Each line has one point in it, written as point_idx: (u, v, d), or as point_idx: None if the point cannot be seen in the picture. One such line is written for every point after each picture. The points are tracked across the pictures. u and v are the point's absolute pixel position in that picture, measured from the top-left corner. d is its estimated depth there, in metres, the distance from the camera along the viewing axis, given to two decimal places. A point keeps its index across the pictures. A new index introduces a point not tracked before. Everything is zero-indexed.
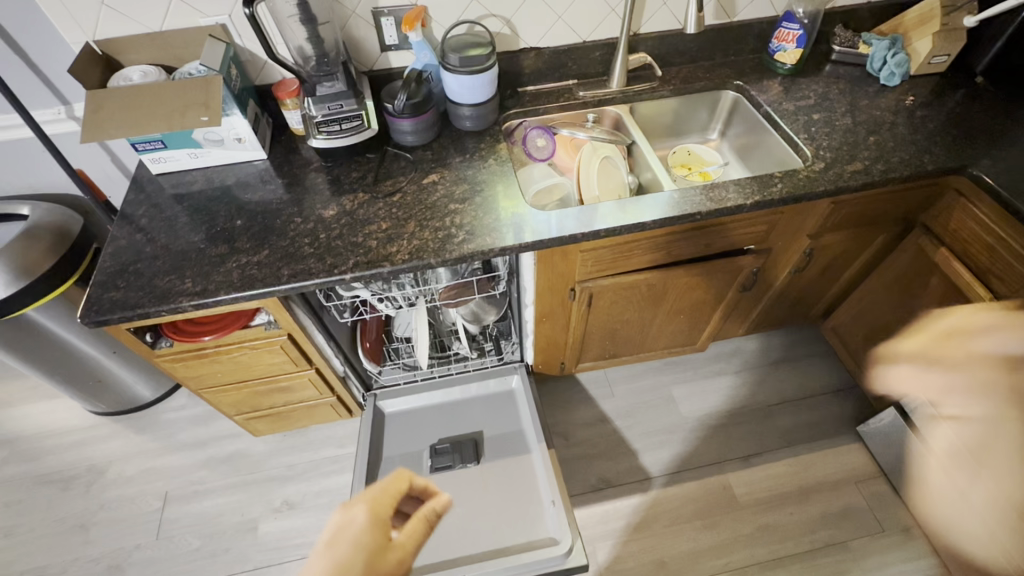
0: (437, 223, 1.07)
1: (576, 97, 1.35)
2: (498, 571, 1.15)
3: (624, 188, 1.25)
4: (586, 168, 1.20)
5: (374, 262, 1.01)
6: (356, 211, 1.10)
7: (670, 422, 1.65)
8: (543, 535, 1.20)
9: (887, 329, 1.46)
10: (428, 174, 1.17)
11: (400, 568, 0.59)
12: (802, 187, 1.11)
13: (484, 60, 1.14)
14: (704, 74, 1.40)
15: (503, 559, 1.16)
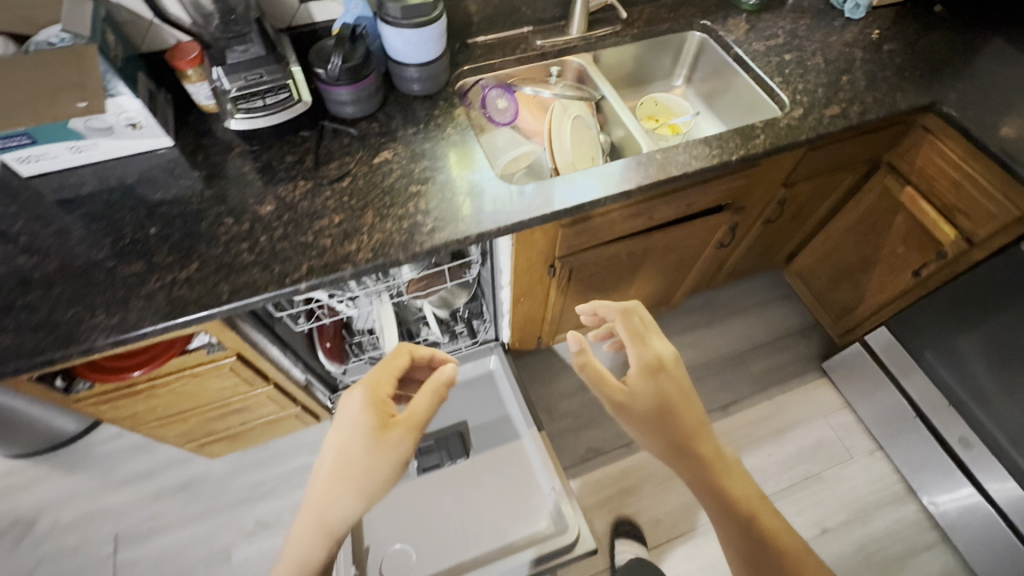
0: (399, 211, 0.92)
1: (533, 47, 1.21)
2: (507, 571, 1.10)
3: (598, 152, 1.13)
4: (558, 132, 1.07)
5: (333, 265, 0.86)
6: (299, 204, 0.93)
7: None
8: (547, 524, 1.17)
9: (852, 269, 1.49)
10: (380, 152, 1.00)
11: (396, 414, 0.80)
12: (784, 137, 1.05)
13: (430, 9, 0.95)
14: (668, 14, 1.28)
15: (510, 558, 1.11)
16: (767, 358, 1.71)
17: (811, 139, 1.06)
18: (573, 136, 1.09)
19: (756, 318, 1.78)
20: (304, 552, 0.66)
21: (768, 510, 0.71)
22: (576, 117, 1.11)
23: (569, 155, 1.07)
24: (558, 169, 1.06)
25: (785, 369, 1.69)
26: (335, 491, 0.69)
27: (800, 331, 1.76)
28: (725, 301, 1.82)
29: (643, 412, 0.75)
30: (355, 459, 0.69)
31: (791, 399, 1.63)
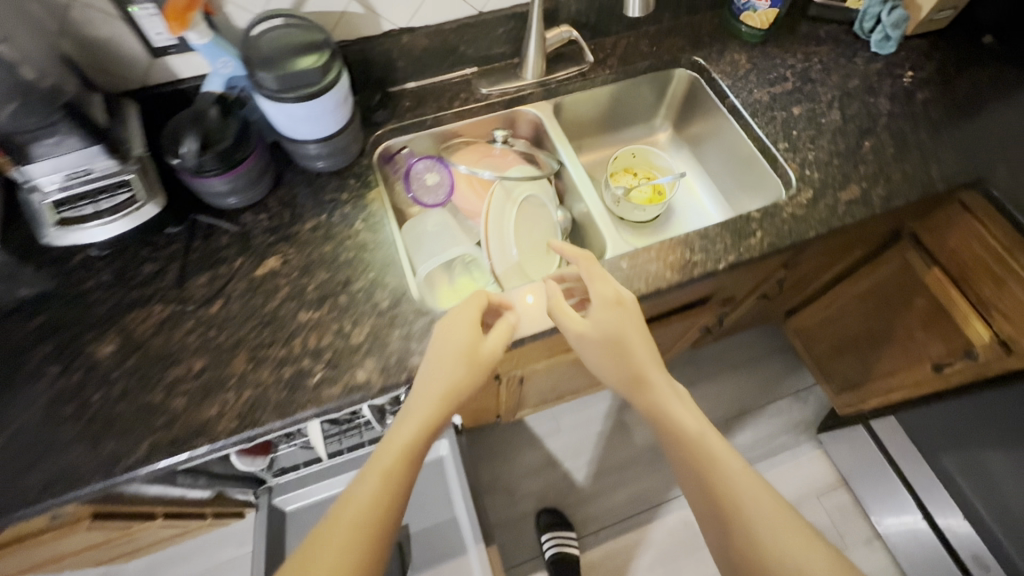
0: (281, 353, 0.71)
1: (477, 95, 0.96)
2: None
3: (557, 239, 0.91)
4: (497, 223, 0.86)
5: (185, 440, 0.65)
6: (150, 343, 0.71)
7: (625, 454, 1.46)
8: None
9: (858, 340, 1.28)
10: (264, 260, 0.77)
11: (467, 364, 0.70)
12: (786, 234, 0.82)
13: (319, 75, 0.71)
14: (649, 47, 1.03)
15: None
16: (758, 425, 1.53)
17: (821, 235, 0.83)
18: (518, 225, 0.88)
19: (748, 376, 1.59)
20: (365, 522, 0.54)
21: (733, 458, 0.62)
22: (524, 199, 0.90)
23: (512, 253, 0.85)
24: (501, 273, 0.84)
25: (776, 438, 1.51)
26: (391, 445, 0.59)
27: (796, 393, 1.57)
28: (714, 355, 1.62)
29: (599, 343, 0.67)
30: (425, 403, 0.62)
31: (782, 475, 1.46)
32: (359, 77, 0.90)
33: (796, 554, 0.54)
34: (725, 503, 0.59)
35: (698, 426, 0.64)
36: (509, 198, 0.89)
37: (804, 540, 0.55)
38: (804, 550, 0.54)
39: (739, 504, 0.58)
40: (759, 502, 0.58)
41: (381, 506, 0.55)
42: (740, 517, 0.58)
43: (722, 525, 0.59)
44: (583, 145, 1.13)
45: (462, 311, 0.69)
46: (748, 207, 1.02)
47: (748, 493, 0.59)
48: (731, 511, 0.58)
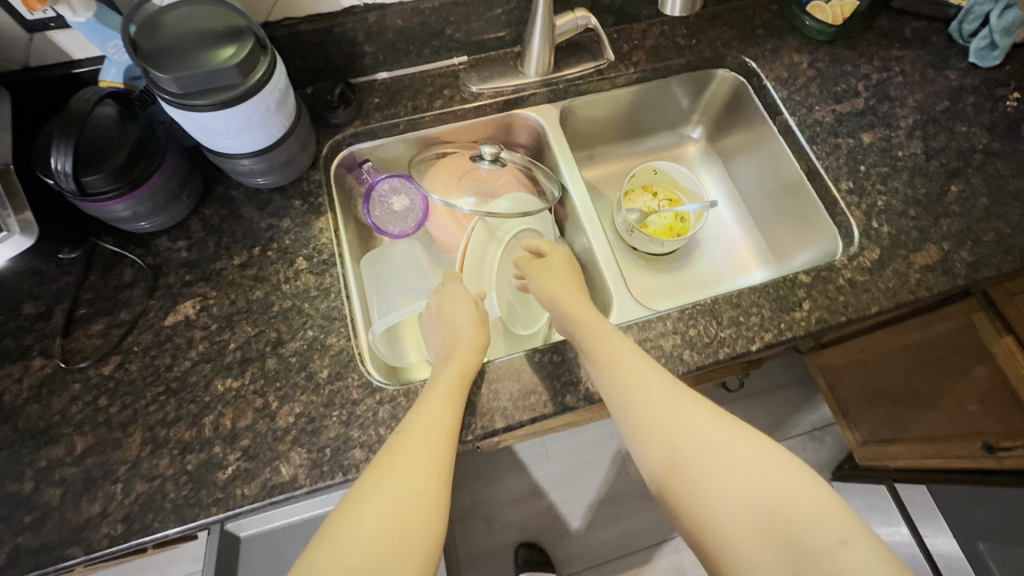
0: (186, 435, 0.56)
1: (465, 93, 0.76)
2: None
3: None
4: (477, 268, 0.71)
5: (52, 549, 0.51)
6: (24, 411, 0.56)
7: (617, 489, 1.34)
8: None
9: (895, 395, 1.11)
10: (178, 305, 0.62)
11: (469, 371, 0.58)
12: (842, 308, 0.64)
13: (239, 75, 0.52)
14: (686, 39, 0.82)
15: None
16: None
17: (888, 310, 0.65)
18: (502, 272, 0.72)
19: (761, 410, 1.44)
20: (407, 508, 0.42)
21: (674, 397, 0.51)
22: (513, 238, 0.74)
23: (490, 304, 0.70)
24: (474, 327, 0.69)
25: None
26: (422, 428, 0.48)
27: (812, 432, 1.42)
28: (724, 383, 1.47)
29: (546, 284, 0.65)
30: (450, 383, 0.52)
31: None
32: (315, 64, 0.71)
33: (766, 487, 0.43)
34: (674, 445, 0.48)
35: (641, 368, 0.54)
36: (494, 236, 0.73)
37: (770, 473, 0.44)
38: (774, 480, 0.44)
39: (687, 443, 0.48)
40: (713, 440, 0.47)
41: (427, 487, 0.43)
42: (691, 458, 0.47)
43: (664, 472, 0.48)
44: (595, 155, 0.93)
45: (455, 295, 0.63)
46: (790, 253, 0.83)
47: (695, 428, 0.48)
48: (679, 451, 0.48)
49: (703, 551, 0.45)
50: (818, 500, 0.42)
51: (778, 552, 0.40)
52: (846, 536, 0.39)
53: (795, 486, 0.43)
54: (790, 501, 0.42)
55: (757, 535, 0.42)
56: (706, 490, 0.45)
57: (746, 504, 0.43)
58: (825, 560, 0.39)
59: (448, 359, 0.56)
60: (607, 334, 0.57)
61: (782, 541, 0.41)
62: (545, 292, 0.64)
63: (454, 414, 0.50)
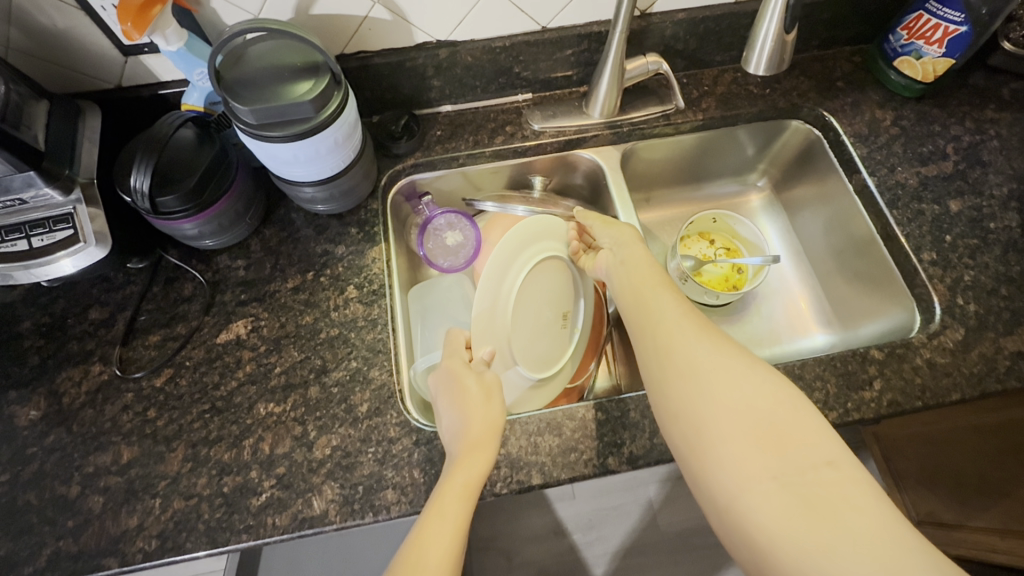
0: (225, 457, 0.56)
1: (527, 130, 0.76)
2: None
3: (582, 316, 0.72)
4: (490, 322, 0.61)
5: (90, 558, 0.52)
6: (79, 415, 0.58)
7: (643, 538, 1.28)
8: None
9: (962, 479, 1.02)
10: (230, 323, 0.63)
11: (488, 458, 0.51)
12: (917, 391, 0.59)
13: (312, 110, 0.53)
14: (760, 87, 0.79)
15: None
16: None
17: (971, 399, 0.59)
18: (518, 319, 0.64)
19: None
20: None
21: (694, 331, 0.49)
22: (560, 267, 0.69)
23: (514, 365, 0.63)
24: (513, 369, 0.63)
25: None
26: (427, 557, 0.41)
27: None
28: None
29: (609, 233, 0.64)
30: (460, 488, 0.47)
31: None
32: (383, 95, 0.72)
33: (768, 410, 0.43)
34: (687, 359, 0.47)
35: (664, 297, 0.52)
36: (498, 275, 0.62)
37: (773, 393, 0.44)
38: (778, 405, 0.43)
39: (700, 364, 0.46)
40: (725, 364, 0.45)
41: None
42: (700, 370, 0.46)
43: (670, 387, 0.47)
44: (653, 197, 0.91)
45: (461, 372, 0.55)
46: (858, 320, 0.77)
47: (709, 358, 0.46)
48: (689, 369, 0.46)
49: (693, 462, 0.44)
50: (816, 427, 0.42)
51: (766, 462, 0.40)
52: (834, 459, 0.40)
53: (795, 414, 0.42)
54: (788, 426, 0.42)
55: (751, 446, 0.41)
56: (708, 405, 0.44)
57: (746, 422, 0.42)
58: (811, 475, 0.39)
59: (455, 464, 0.49)
60: (643, 276, 0.57)
61: (775, 457, 0.41)
62: (609, 232, 0.64)
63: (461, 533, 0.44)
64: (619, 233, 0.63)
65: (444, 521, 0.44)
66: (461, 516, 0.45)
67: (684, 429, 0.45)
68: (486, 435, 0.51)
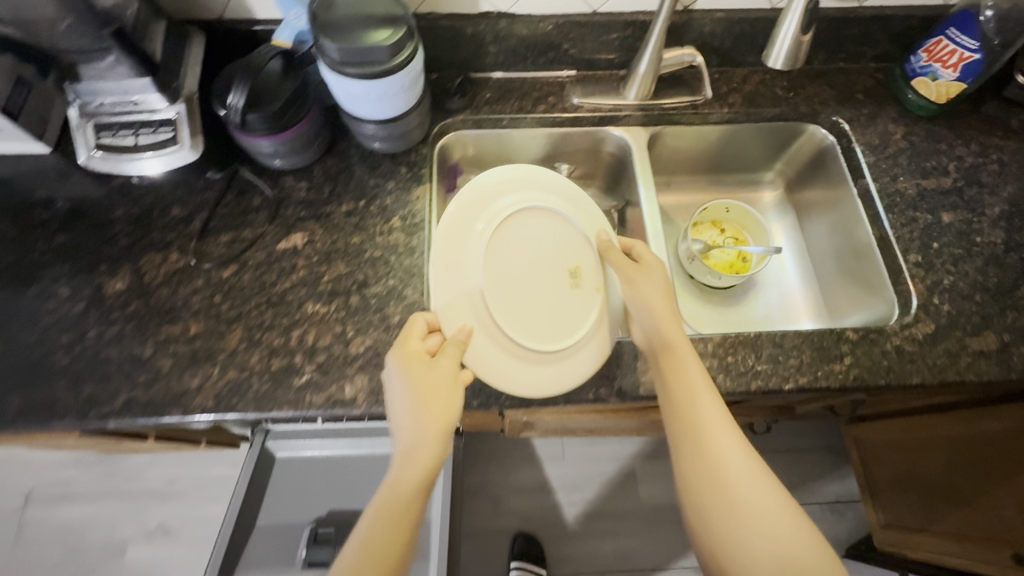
0: (275, 342, 0.66)
1: (566, 104, 0.84)
2: None
3: (606, 276, 0.70)
4: (469, 308, 0.64)
5: (157, 406, 0.62)
6: (156, 292, 0.68)
7: (621, 506, 1.37)
8: None
9: (930, 487, 1.10)
10: (289, 234, 0.73)
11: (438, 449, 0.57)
12: (883, 370, 0.66)
13: (387, 55, 0.62)
14: (785, 91, 0.86)
15: None
16: None
17: (930, 385, 0.66)
18: (506, 305, 0.66)
19: (783, 468, 1.43)
20: None
21: (733, 451, 0.55)
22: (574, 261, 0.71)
23: (513, 347, 0.64)
24: (513, 352, 0.64)
25: None
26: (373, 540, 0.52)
27: (833, 503, 1.40)
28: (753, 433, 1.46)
29: (647, 297, 0.63)
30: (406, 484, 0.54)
31: None
32: (444, 54, 0.81)
33: (790, 547, 0.50)
34: (723, 482, 0.54)
35: (708, 408, 0.57)
36: (462, 273, 0.66)
37: (793, 526, 0.51)
38: (797, 540, 0.50)
39: (733, 490, 0.53)
40: (755, 495, 0.53)
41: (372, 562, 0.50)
42: (734, 495, 0.53)
43: (706, 505, 0.54)
44: (672, 183, 0.98)
45: (411, 367, 0.58)
46: (845, 313, 0.85)
47: (742, 482, 0.53)
48: (724, 490, 0.53)
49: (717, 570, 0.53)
50: (825, 560, 0.50)
51: None
52: None
53: (810, 549, 0.50)
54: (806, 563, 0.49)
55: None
56: (738, 531, 0.52)
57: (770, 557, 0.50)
58: None
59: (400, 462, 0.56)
60: (682, 375, 0.59)
61: None
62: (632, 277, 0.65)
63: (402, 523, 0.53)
64: (659, 285, 0.64)
65: (378, 521, 0.53)
66: (398, 516, 0.53)
67: (716, 540, 0.52)
68: (425, 431, 0.56)
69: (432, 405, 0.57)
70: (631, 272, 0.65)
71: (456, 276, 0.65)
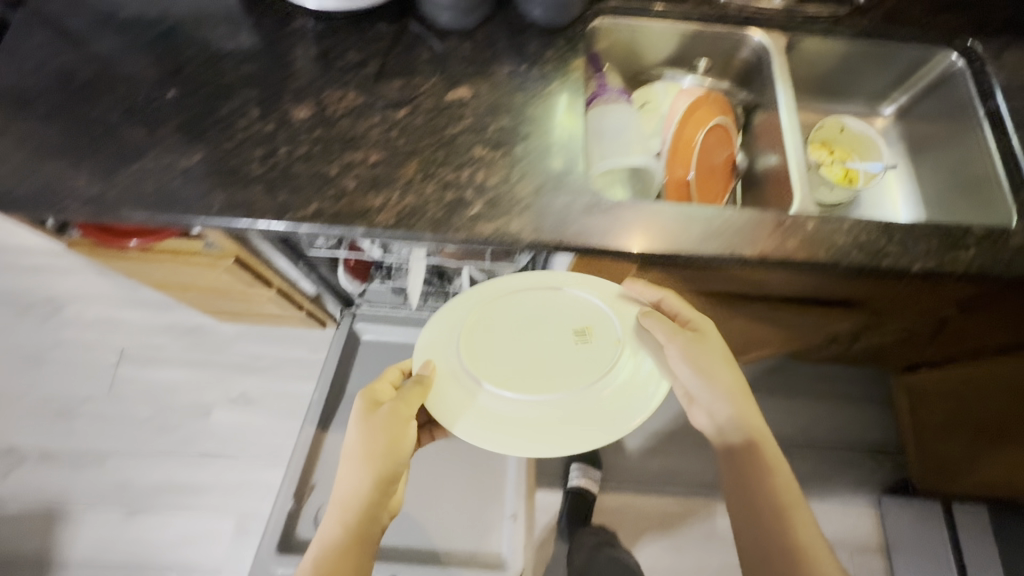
0: (447, 177, 0.72)
1: (713, 3, 0.88)
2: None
3: (617, 330, 0.71)
4: (445, 347, 0.71)
5: (344, 216, 0.69)
6: (337, 122, 0.74)
7: (674, 426, 1.45)
8: (490, 551, 1.02)
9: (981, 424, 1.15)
10: (457, 87, 0.78)
11: (386, 453, 0.72)
12: (1003, 263, 0.71)
13: None
14: (922, 12, 0.89)
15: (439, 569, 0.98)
16: (821, 460, 1.44)
17: None
18: (486, 348, 0.70)
19: (830, 411, 1.49)
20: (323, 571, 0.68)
21: (797, 516, 0.71)
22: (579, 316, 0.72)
23: (482, 385, 0.68)
24: (494, 399, 0.67)
25: (834, 480, 1.41)
26: (344, 520, 0.71)
27: (875, 448, 1.46)
28: (804, 376, 1.52)
29: (703, 358, 0.72)
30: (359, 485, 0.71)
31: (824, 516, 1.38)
32: None
33: None
34: (788, 548, 0.69)
35: (784, 485, 0.72)
36: (450, 313, 0.73)
37: None
38: None
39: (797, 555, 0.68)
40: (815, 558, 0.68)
41: (341, 538, 0.70)
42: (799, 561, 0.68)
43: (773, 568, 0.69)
44: None
45: (366, 403, 0.74)
46: None
47: (807, 548, 0.69)
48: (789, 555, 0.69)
49: None
50: None
51: None
52: None
53: None
54: None
55: None
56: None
57: None
58: None
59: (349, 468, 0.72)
60: (748, 459, 0.73)
61: None
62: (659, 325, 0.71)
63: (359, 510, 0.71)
64: (705, 350, 0.73)
65: (344, 509, 0.72)
66: (354, 508, 0.71)
67: None
68: (369, 445, 0.72)
69: (373, 427, 0.72)
70: (657, 325, 0.71)
71: (450, 325, 0.73)
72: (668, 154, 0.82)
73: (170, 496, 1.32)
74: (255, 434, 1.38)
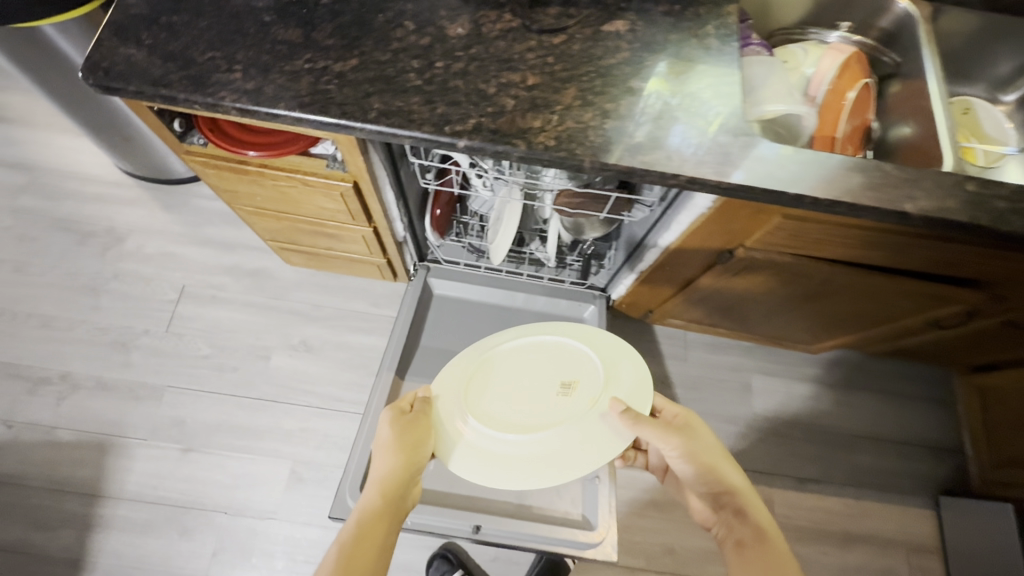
0: (607, 105, 0.70)
1: None
2: (518, 537, 0.96)
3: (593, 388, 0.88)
4: (451, 399, 0.90)
5: (503, 133, 0.67)
6: (493, 43, 0.72)
7: (735, 410, 1.43)
8: (577, 514, 1.02)
9: None
10: (612, 20, 0.76)
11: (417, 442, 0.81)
12: None
13: None
14: None
15: (525, 523, 0.97)
16: (880, 457, 1.42)
17: None
18: (485, 401, 0.90)
19: (891, 409, 1.47)
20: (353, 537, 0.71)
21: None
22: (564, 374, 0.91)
23: (476, 422, 0.87)
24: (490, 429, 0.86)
25: (893, 478, 1.39)
26: (373, 496, 0.76)
27: (935, 450, 1.44)
28: (865, 373, 1.51)
29: (691, 443, 0.80)
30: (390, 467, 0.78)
31: (883, 513, 1.35)
32: None
33: None
34: None
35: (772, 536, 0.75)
36: (453, 385, 0.92)
37: None
38: None
39: None
40: None
41: (369, 511, 0.74)
42: None
43: None
44: None
45: (400, 408, 0.85)
46: None
47: None
48: None
49: None
50: None
51: None
52: None
53: None
54: None
55: None
56: None
57: None
58: None
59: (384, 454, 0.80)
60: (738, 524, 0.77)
61: None
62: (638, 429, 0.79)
63: (389, 489, 0.77)
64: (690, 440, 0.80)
65: (373, 487, 0.77)
66: (383, 486, 0.77)
67: None
68: (404, 433, 0.81)
69: (407, 425, 0.82)
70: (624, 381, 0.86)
71: (457, 380, 0.93)
72: (820, 109, 0.81)
73: (224, 437, 1.28)
74: (312, 383, 1.34)
